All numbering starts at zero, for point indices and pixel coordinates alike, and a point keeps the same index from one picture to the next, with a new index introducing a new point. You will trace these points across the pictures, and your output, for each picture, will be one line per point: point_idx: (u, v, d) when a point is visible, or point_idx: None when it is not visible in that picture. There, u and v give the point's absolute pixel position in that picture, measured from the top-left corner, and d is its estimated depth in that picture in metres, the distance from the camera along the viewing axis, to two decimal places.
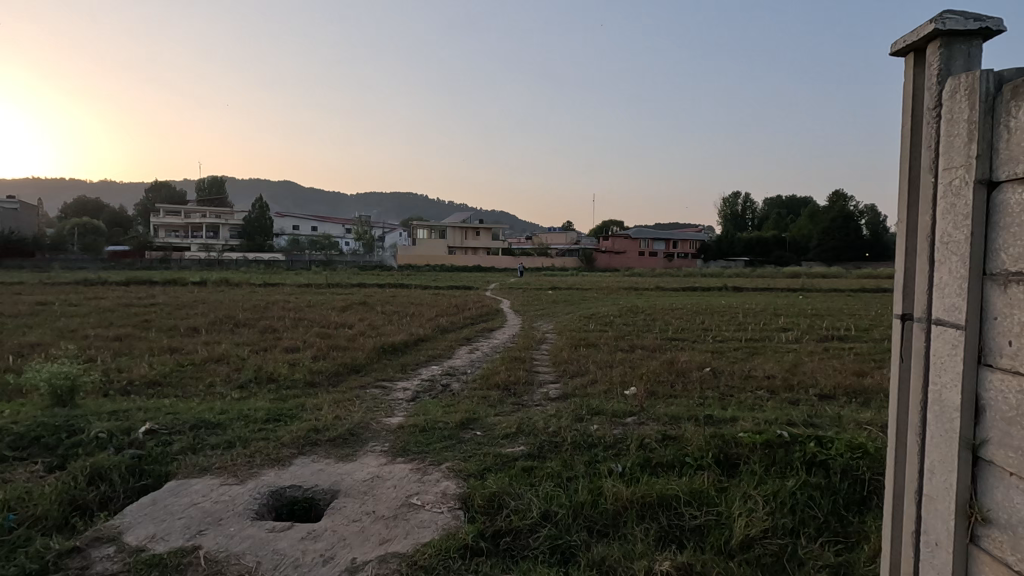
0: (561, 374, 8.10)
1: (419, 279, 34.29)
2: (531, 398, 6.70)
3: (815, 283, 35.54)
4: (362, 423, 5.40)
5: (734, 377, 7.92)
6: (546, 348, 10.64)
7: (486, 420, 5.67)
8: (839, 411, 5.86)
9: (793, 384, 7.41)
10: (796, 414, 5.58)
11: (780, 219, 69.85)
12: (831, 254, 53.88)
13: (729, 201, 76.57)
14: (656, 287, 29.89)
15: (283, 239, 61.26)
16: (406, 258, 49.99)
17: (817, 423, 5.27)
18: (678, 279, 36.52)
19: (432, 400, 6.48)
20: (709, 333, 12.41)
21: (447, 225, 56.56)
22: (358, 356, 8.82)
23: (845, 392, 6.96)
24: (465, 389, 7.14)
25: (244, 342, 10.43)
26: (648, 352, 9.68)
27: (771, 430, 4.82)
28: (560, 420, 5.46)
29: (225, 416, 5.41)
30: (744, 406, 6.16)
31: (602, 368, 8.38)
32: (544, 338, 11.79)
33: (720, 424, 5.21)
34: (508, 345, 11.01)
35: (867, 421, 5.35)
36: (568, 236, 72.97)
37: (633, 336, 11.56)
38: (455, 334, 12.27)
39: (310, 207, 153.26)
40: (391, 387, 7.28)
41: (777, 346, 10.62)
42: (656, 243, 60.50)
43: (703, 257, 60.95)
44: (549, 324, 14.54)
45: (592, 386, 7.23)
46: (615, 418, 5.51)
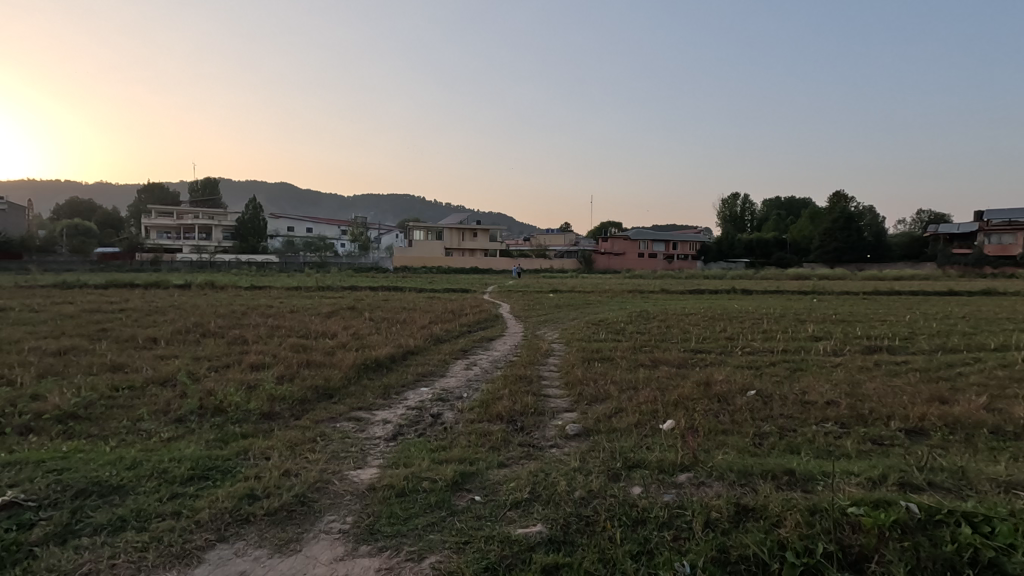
0: (577, 401, 6.66)
1: (413, 281, 32.88)
2: (544, 438, 5.26)
3: (825, 285, 33.54)
4: (317, 483, 3.95)
5: (788, 403, 6.50)
6: (553, 362, 9.24)
7: (487, 476, 4.22)
8: (956, 462, 4.44)
9: (866, 414, 6.00)
10: (906, 470, 4.17)
11: (780, 221, 68.68)
12: (834, 255, 52.67)
13: (728, 202, 75.81)
14: (662, 290, 28.46)
15: (277, 241, 59.80)
16: (402, 260, 48.69)
17: (941, 485, 3.88)
18: (680, 281, 35.52)
19: (417, 442, 5.03)
20: (737, 344, 10.96)
21: (443, 226, 55.13)
22: (333, 376, 7.36)
23: (937, 425, 5.59)
24: (461, 423, 5.70)
25: (204, 358, 8.95)
26: (676, 370, 8.22)
27: (893, 501, 3.42)
28: (588, 478, 4.04)
29: (133, 473, 3.97)
30: (823, 454, 4.75)
31: (625, 392, 6.97)
32: (550, 351, 10.33)
33: (811, 486, 3.81)
34: (509, 358, 9.61)
35: (1004, 482, 3.97)
36: (567, 236, 71.94)
37: (653, 349, 10.14)
38: (450, 345, 10.81)
39: (304, 209, 151.95)
40: (368, 420, 5.84)
41: (820, 362, 9.19)
42: (657, 244, 59.31)
43: (703, 259, 59.92)
44: (554, 333, 13.12)
45: (618, 419, 5.78)
46: (662, 474, 4.08)
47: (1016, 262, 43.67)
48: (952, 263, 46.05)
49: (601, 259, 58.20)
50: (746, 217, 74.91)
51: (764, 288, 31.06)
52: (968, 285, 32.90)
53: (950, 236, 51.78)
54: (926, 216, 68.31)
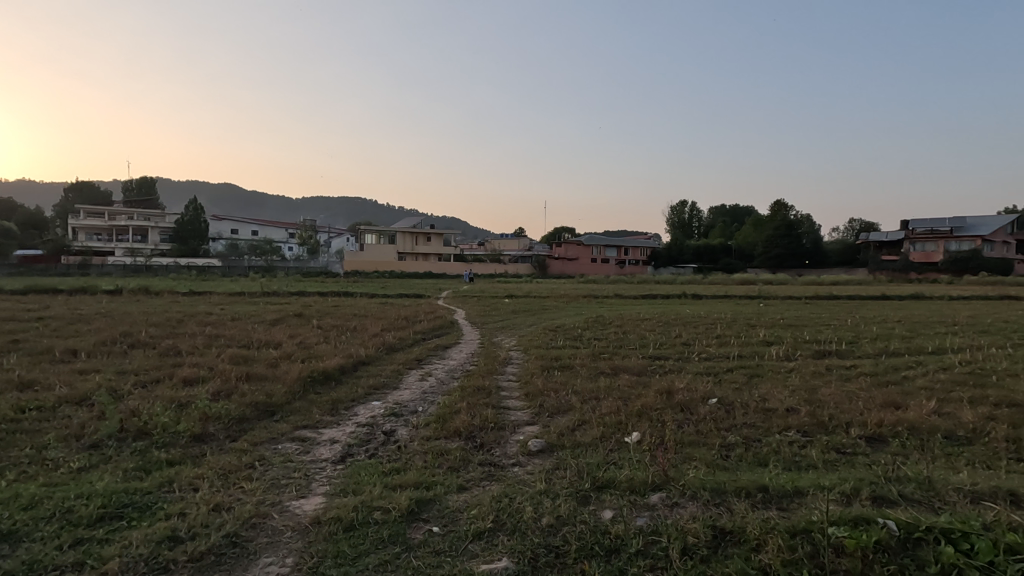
0: (539, 412, 6.40)
1: (365, 286, 31.96)
2: (506, 456, 4.94)
3: (769, 290, 34.83)
4: (253, 519, 3.50)
5: (750, 411, 6.45)
6: (512, 371, 8.95)
7: (445, 502, 3.86)
8: (922, 471, 4.42)
9: (825, 421, 6.01)
10: (875, 482, 4.09)
11: (726, 227, 71.20)
12: (776, 261, 54.89)
13: (677, 209, 78.17)
14: (616, 295, 28.72)
15: (220, 244, 57.03)
16: (353, 265, 47.42)
17: (911, 497, 3.81)
18: (633, 286, 36.03)
19: (368, 464, 4.61)
20: (693, 350, 10.99)
21: (396, 230, 54.09)
22: (276, 391, 6.80)
23: (894, 432, 5.64)
24: (417, 441, 5.31)
25: (130, 372, 8.14)
26: (637, 379, 8.09)
27: (870, 518, 3.30)
28: (555, 502, 3.76)
29: (30, 515, 3.39)
30: (790, 466, 4.66)
31: (588, 402, 6.75)
32: (509, 359, 10.03)
33: (786, 505, 3.67)
34: (466, 368, 9.26)
35: (972, 491, 3.96)
36: (521, 241, 72.13)
37: (613, 356, 10.01)
38: (403, 355, 10.35)
39: (250, 211, 146.24)
40: (314, 440, 5.36)
41: (774, 367, 9.30)
42: (609, 249, 60.28)
43: (654, 265, 61.30)
44: (511, 340, 12.85)
45: (582, 432, 5.54)
46: (633, 496, 3.85)
47: (938, 268, 46.86)
48: (882, 269, 48.85)
49: (555, 264, 58.57)
50: (693, 224, 77.29)
51: (712, 293, 31.96)
52: (899, 290, 34.85)
53: (880, 243, 55.05)
54: (858, 224, 72.47)
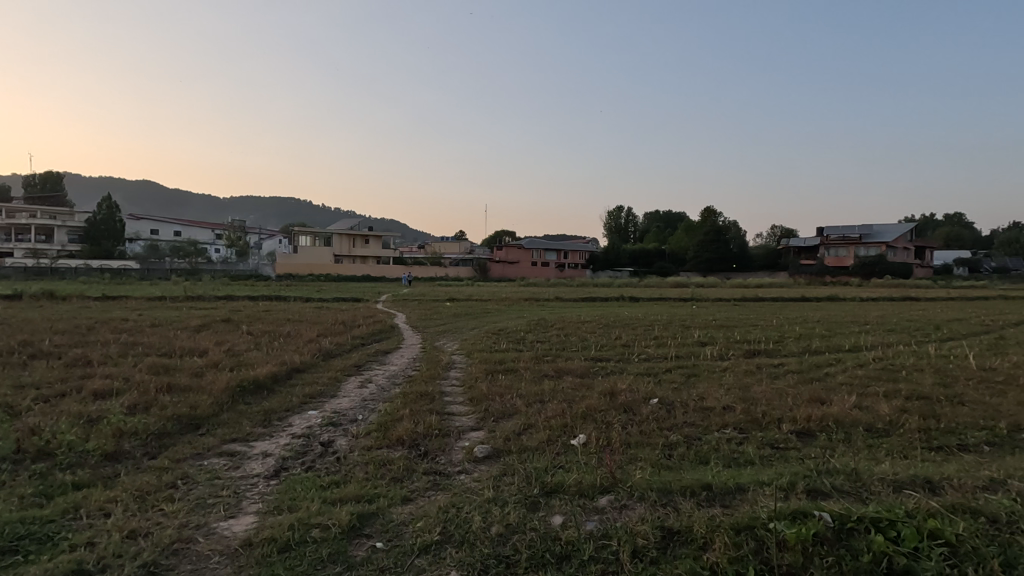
0: (484, 417, 6.30)
1: (300, 290, 30.69)
2: (451, 464, 4.80)
3: (702, 292, 36.35)
4: (175, 545, 3.19)
5: (689, 410, 6.63)
6: (456, 376, 8.80)
7: (389, 516, 3.67)
8: (848, 463, 4.67)
9: (758, 417, 6.27)
10: (809, 475, 4.27)
11: (661, 232, 73.81)
12: (706, 265, 57.44)
13: (614, 214, 80.31)
14: (557, 298, 29.02)
15: (137, 245, 53.10)
16: (286, 267, 45.47)
17: (841, 488, 4.01)
18: (574, 289, 36.60)
19: (305, 478, 4.34)
20: (633, 352, 11.22)
21: (332, 232, 52.37)
22: (201, 402, 6.32)
23: (820, 426, 5.95)
24: (357, 452, 5.07)
25: (29, 385, 7.34)
26: (581, 381, 8.14)
27: (807, 510, 3.43)
28: (505, 510, 3.67)
29: None
30: (730, 462, 4.81)
31: (533, 405, 6.71)
32: (452, 364, 9.86)
33: (728, 502, 3.76)
34: (407, 373, 9.02)
35: (894, 480, 4.22)
36: (462, 245, 71.78)
37: (556, 359, 10.05)
38: (341, 361, 9.94)
39: (171, 210, 137.33)
40: (245, 454, 5.01)
41: (709, 367, 9.64)
42: (549, 253, 61.04)
43: (593, 268, 62.61)
44: (453, 344, 12.66)
45: (528, 436, 5.49)
46: (583, 500, 3.82)
47: (849, 272, 50.65)
48: (801, 273, 52.21)
49: (496, 267, 58.60)
50: (629, 229, 79.70)
51: (648, 295, 32.97)
52: (817, 292, 37.29)
53: (799, 248, 58.81)
54: (779, 231, 77.17)
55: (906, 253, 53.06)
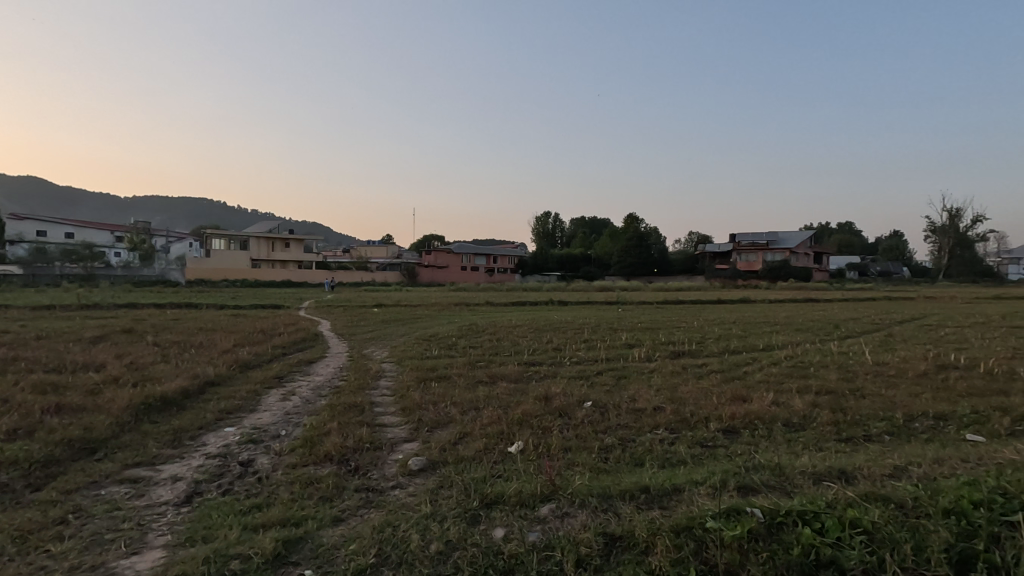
0: (418, 427, 6.09)
1: (213, 296, 28.74)
2: (384, 478, 4.56)
3: (626, 296, 37.67)
4: None
5: (622, 412, 6.75)
6: (387, 385, 8.49)
7: (319, 539, 3.41)
8: (771, 457, 4.91)
9: (687, 417, 6.49)
10: (738, 472, 4.43)
11: (587, 238, 75.90)
12: (630, 270, 59.64)
13: (542, 220, 81.70)
14: (487, 303, 29.03)
15: (21, 248, 47.67)
16: (198, 273, 42.45)
17: (768, 483, 4.18)
18: (503, 294, 36.80)
19: (221, 503, 3.96)
20: (565, 355, 11.35)
21: (250, 235, 49.56)
22: (97, 423, 5.66)
23: (743, 423, 6.24)
24: (280, 471, 4.71)
25: None
26: (515, 386, 8.08)
27: (740, 507, 3.53)
28: (444, 526, 3.52)
29: None
30: (663, 463, 4.92)
31: (468, 413, 6.57)
32: (382, 372, 9.51)
33: (665, 503, 3.81)
34: (334, 383, 8.59)
35: (813, 473, 4.46)
36: (389, 249, 70.24)
37: (489, 364, 9.97)
38: (261, 372, 9.32)
39: (62, 209, 124.63)
40: (150, 479, 4.51)
41: (638, 368, 9.91)
42: (478, 258, 61.06)
43: (522, 273, 63.27)
44: (382, 351, 12.25)
45: (464, 445, 5.35)
46: (524, 510, 3.74)
47: (758, 275, 54.38)
48: (716, 277, 55.42)
49: (425, 272, 57.78)
50: (557, 234, 81.38)
51: (576, 299, 33.73)
52: (730, 295, 39.71)
53: (714, 254, 62.44)
54: (695, 238, 81.66)
55: (806, 258, 57.70)
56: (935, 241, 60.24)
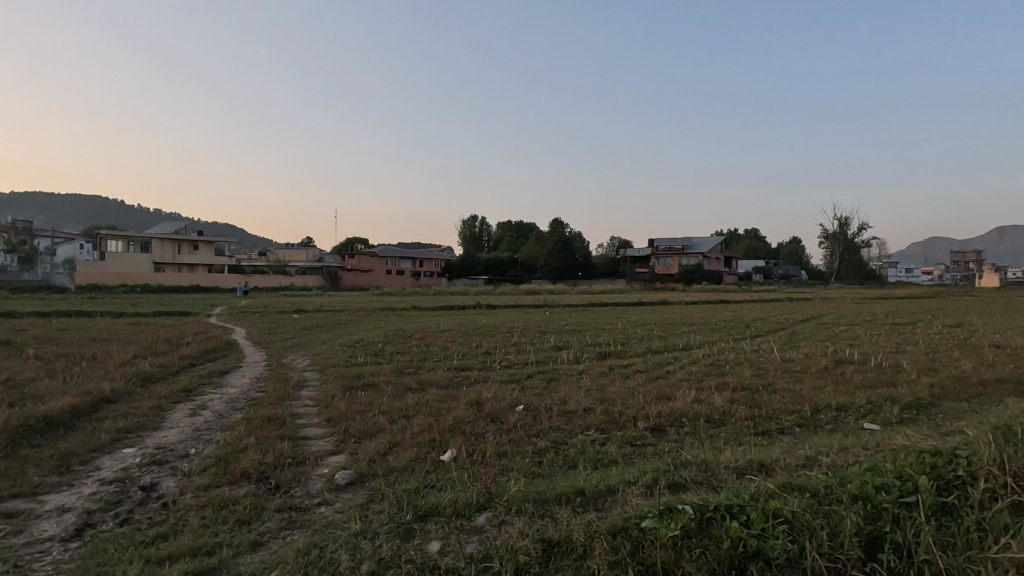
0: (344, 438, 5.80)
1: (109, 303, 26.20)
2: (308, 496, 4.28)
3: (553, 299, 38.30)
4: None
5: (554, 415, 6.78)
6: (309, 395, 8.06)
7: (236, 569, 3.12)
8: (696, 454, 5.10)
9: (616, 417, 6.62)
10: (667, 470, 4.55)
11: (513, 242, 76.59)
12: (555, 273, 60.77)
13: (468, 223, 81.53)
14: (414, 307, 28.48)
15: None
16: (90, 277, 38.56)
17: (695, 480, 4.32)
18: (430, 298, 36.28)
19: (118, 535, 3.54)
20: (495, 359, 11.29)
21: (152, 237, 45.74)
22: None
23: (669, 421, 6.45)
24: (190, 494, 4.30)
25: None
26: (446, 392, 7.92)
27: (672, 505, 3.61)
28: (376, 543, 3.33)
29: None
30: (596, 464, 4.96)
31: (397, 422, 6.34)
32: (303, 382, 9.02)
33: (600, 505, 3.83)
34: (251, 395, 8.03)
35: (735, 467, 4.67)
36: (310, 252, 67.35)
37: (418, 370, 9.72)
38: (166, 385, 8.54)
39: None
40: (31, 513, 3.97)
41: (567, 371, 10.04)
42: (404, 261, 59.91)
43: (449, 276, 62.75)
44: (304, 359, 11.63)
45: (394, 456, 5.15)
46: (459, 520, 3.63)
47: (675, 278, 57.15)
48: (637, 280, 57.67)
49: (348, 276, 55.85)
50: (483, 238, 81.53)
51: (503, 302, 33.88)
52: (650, 297, 41.46)
53: (634, 258, 64.96)
54: (617, 243, 84.70)
55: (718, 262, 61.40)
56: (827, 247, 66.04)
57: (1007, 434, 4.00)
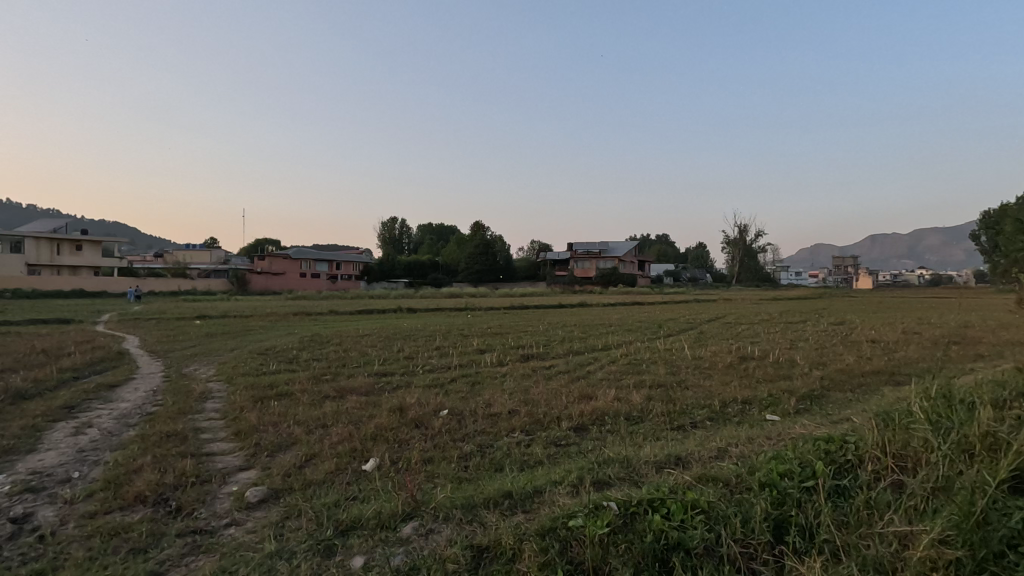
0: (255, 452, 5.42)
1: None
2: (215, 516, 3.94)
3: (475, 302, 38.26)
4: None
5: (479, 418, 6.73)
6: (215, 407, 7.47)
7: None
8: (619, 451, 5.25)
9: (540, 418, 6.69)
10: (592, 468, 4.64)
11: (434, 245, 75.75)
12: (477, 276, 60.78)
13: (388, 225, 79.73)
14: (330, 312, 27.37)
15: None
16: None
17: (618, 476, 4.45)
18: (348, 302, 35.00)
19: None
20: (417, 364, 11.07)
21: (24, 235, 40.69)
22: None
23: (591, 420, 6.61)
24: (72, 523, 3.83)
25: None
26: (366, 399, 7.63)
27: (598, 502, 3.68)
28: (294, 563, 3.13)
29: None
30: (521, 465, 4.98)
31: (314, 432, 6.01)
32: (208, 393, 8.34)
33: (527, 507, 3.84)
34: (146, 410, 7.31)
35: (655, 461, 4.86)
36: (214, 254, 62.86)
37: (336, 377, 9.31)
38: (42, 402, 7.59)
39: None
40: None
41: (490, 373, 10.03)
42: (319, 264, 57.49)
43: (367, 280, 60.97)
44: (208, 369, 10.78)
45: (312, 468, 4.88)
46: (384, 532, 3.49)
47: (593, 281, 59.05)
48: (557, 283, 59.00)
49: (258, 279, 52.69)
50: (403, 240, 80.06)
51: (424, 306, 33.39)
52: (570, 300, 42.50)
53: (554, 261, 66.43)
54: (537, 246, 86.35)
55: (632, 266, 64.16)
56: (729, 252, 71.01)
57: (886, 419, 4.46)
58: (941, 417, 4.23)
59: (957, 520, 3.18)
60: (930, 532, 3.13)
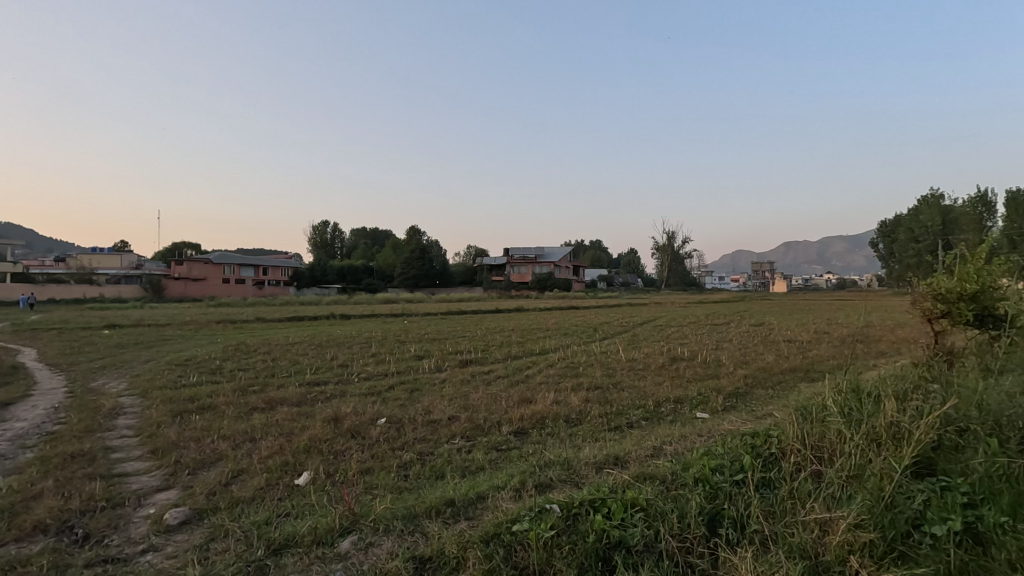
0: (175, 470, 5.04)
1: None
2: (129, 543, 3.62)
3: (411, 308, 37.67)
4: None
5: (418, 426, 6.59)
6: (127, 424, 6.89)
7: None
8: (560, 453, 5.30)
9: (481, 424, 6.64)
10: (534, 472, 4.65)
11: (368, 249, 74.02)
12: (413, 282, 59.87)
13: (319, 229, 77.13)
14: (257, 319, 26.05)
15: None
16: None
17: (559, 478, 4.49)
18: (276, 309, 33.44)
19: None
20: (352, 372, 10.71)
21: None
22: None
23: (531, 424, 6.64)
24: None
25: None
26: (298, 410, 7.29)
27: (541, 506, 3.69)
28: None
29: None
30: (462, 472, 4.92)
31: (241, 447, 5.67)
32: (120, 409, 7.69)
33: (470, 514, 3.79)
34: (46, 430, 6.63)
35: (595, 462, 4.94)
36: (125, 258, 58.34)
37: (265, 388, 8.86)
38: None
39: None
40: None
41: (429, 380, 9.87)
42: (245, 269, 54.68)
43: (297, 285, 58.59)
44: (120, 382, 9.95)
45: (240, 485, 4.60)
46: (321, 548, 3.34)
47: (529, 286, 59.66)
48: (494, 288, 59.14)
49: (175, 285, 49.36)
50: (336, 244, 77.69)
51: (359, 312, 32.49)
52: (507, 305, 42.68)
53: (490, 266, 66.60)
54: (474, 251, 86.32)
55: (567, 271, 65.41)
56: (658, 258, 73.91)
57: (805, 413, 4.76)
58: (852, 410, 4.58)
59: (870, 506, 3.44)
60: (847, 516, 3.37)
